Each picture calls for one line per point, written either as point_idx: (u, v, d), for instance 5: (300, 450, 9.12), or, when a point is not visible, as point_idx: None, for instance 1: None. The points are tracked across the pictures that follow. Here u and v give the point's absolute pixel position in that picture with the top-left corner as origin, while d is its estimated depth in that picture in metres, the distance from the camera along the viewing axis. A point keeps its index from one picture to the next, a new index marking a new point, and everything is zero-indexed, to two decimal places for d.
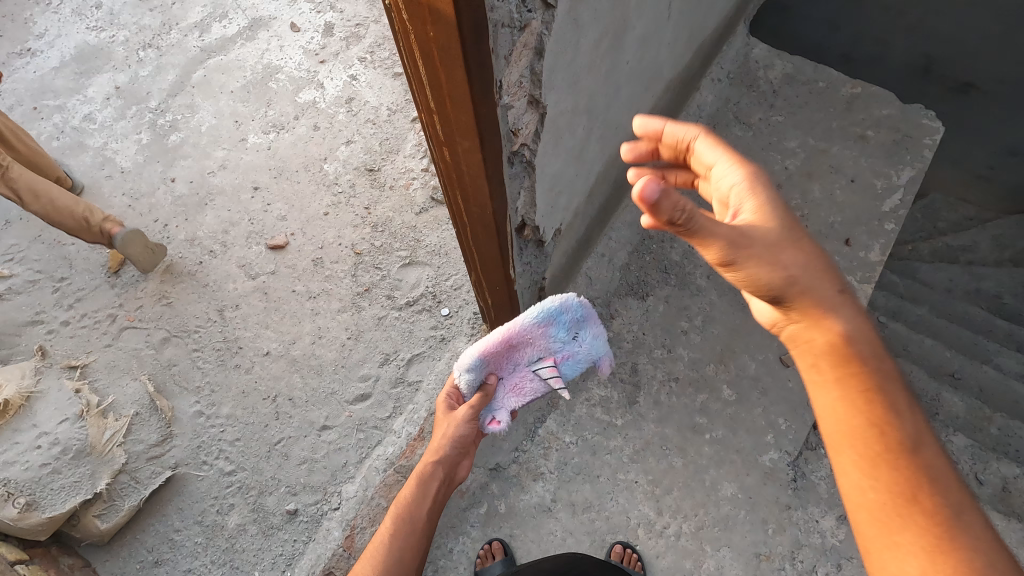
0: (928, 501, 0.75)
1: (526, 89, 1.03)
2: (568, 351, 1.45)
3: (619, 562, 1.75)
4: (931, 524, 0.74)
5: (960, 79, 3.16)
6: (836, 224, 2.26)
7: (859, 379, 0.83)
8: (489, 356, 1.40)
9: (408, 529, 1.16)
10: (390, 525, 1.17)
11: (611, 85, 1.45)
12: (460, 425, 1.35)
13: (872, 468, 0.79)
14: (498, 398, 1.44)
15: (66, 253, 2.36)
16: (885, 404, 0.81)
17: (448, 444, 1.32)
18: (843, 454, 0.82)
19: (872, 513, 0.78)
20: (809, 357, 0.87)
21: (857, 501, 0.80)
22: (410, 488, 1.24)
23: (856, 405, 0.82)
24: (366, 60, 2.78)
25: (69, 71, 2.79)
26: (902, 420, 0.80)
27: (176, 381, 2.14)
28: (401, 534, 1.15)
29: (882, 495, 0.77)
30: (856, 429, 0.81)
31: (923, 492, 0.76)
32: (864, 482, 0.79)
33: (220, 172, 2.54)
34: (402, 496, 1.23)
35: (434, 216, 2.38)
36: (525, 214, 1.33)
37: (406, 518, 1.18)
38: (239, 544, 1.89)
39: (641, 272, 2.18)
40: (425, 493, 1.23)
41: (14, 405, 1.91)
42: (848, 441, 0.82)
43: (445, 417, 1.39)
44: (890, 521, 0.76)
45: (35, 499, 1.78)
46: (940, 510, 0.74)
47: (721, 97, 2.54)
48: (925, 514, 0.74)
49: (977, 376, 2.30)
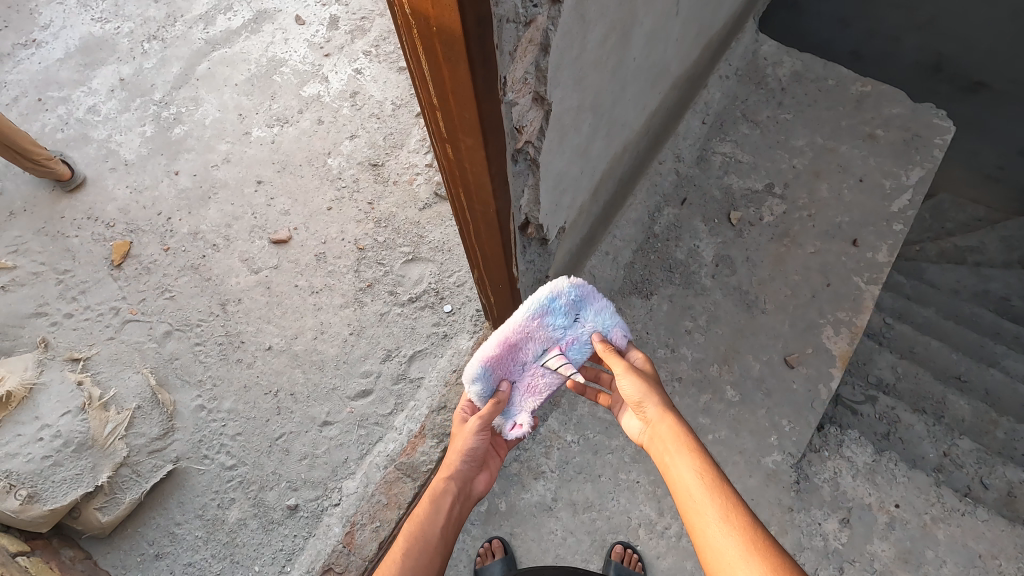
0: (784, 553, 0.79)
1: (531, 85, 1.01)
2: (574, 336, 1.38)
3: (620, 562, 1.73)
4: (788, 571, 0.77)
5: (972, 79, 3.13)
6: (844, 224, 2.23)
7: (690, 454, 0.95)
8: (495, 363, 1.38)
9: (421, 547, 1.03)
10: (401, 547, 1.03)
11: (618, 82, 1.43)
12: (472, 436, 1.25)
13: (735, 524, 0.84)
14: (513, 403, 1.40)
15: (70, 246, 2.37)
16: (709, 471, 0.92)
17: (461, 457, 1.21)
18: (705, 512, 0.87)
19: (736, 565, 0.79)
20: (678, 438, 0.99)
21: (722, 556, 0.81)
22: (423, 505, 1.11)
23: (696, 470, 0.92)
24: (371, 54, 2.76)
25: (74, 63, 2.79)
26: (721, 482, 0.90)
27: (177, 374, 2.14)
28: (415, 551, 1.02)
29: (745, 546, 0.81)
30: (715, 493, 0.88)
31: (775, 547, 0.80)
32: (729, 535, 0.82)
33: (223, 165, 2.54)
34: (415, 514, 1.10)
35: (438, 212, 2.37)
36: (528, 212, 1.32)
37: (420, 535, 1.05)
38: (239, 538, 1.89)
39: (645, 270, 2.16)
40: (440, 509, 1.11)
41: (17, 396, 1.92)
42: (711, 499, 0.87)
43: (457, 431, 1.31)
44: (755, 569, 0.78)
45: (37, 491, 1.78)
46: (794, 563, 0.78)
47: (728, 94, 2.51)
48: (785, 563, 0.78)
49: (984, 380, 2.27)
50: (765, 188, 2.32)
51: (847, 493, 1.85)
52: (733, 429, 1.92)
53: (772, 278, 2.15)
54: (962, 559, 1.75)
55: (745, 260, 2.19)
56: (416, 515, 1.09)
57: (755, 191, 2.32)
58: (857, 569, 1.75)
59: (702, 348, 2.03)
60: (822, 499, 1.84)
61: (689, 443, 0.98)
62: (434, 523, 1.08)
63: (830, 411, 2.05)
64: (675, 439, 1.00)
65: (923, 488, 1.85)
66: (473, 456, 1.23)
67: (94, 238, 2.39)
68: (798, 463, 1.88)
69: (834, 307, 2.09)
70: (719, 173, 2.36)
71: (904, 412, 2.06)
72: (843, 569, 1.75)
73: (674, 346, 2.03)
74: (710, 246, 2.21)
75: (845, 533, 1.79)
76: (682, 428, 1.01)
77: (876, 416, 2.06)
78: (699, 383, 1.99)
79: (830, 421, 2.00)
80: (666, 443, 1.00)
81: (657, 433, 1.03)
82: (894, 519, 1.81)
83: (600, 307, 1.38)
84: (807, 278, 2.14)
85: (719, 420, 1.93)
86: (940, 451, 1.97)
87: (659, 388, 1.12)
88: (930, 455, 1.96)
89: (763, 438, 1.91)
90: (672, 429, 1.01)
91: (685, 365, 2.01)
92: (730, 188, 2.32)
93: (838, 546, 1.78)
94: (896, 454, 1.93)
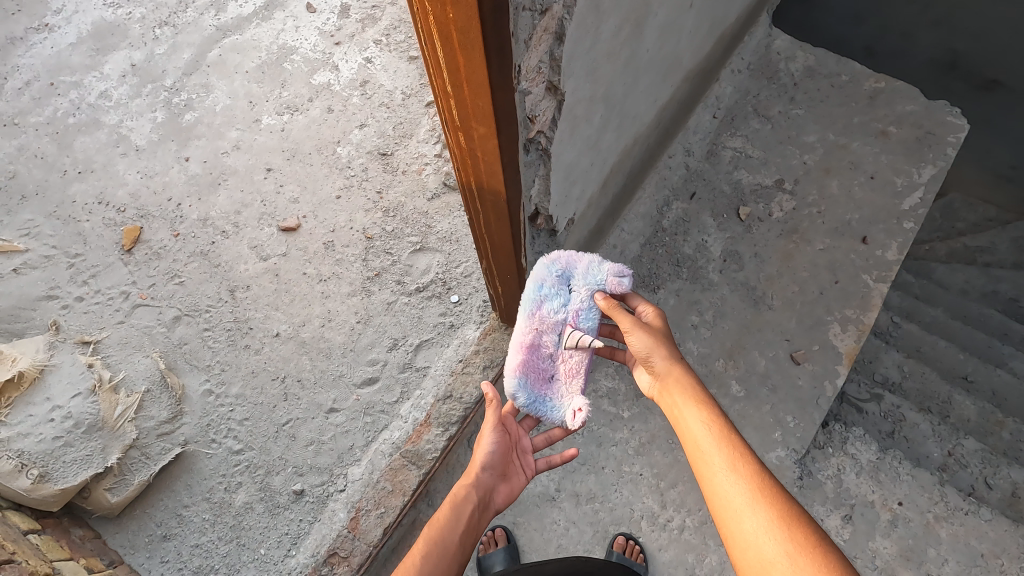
0: (787, 497, 0.90)
1: (544, 75, 1.01)
2: (580, 307, 1.35)
3: (622, 553, 1.74)
4: (792, 513, 0.87)
5: (987, 77, 3.11)
6: (853, 222, 2.22)
7: (704, 408, 1.04)
8: (526, 371, 1.36)
9: (440, 552, 1.08)
10: (420, 551, 1.08)
11: (630, 74, 1.43)
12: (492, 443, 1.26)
13: (744, 473, 0.94)
14: (550, 395, 1.37)
15: (81, 230, 2.39)
16: (721, 424, 1.01)
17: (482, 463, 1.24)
18: (716, 464, 0.96)
19: (745, 511, 0.90)
20: (688, 392, 1.07)
21: (732, 502, 0.91)
22: (444, 511, 1.15)
23: (710, 423, 1.01)
24: (381, 43, 2.75)
25: (86, 48, 2.79)
26: (734, 434, 0.99)
27: (186, 359, 2.16)
28: (433, 557, 1.06)
29: (753, 493, 0.91)
30: (724, 445, 0.97)
31: (780, 492, 0.91)
32: (737, 484, 0.92)
33: (233, 152, 2.54)
34: (436, 518, 1.14)
35: (446, 203, 2.37)
36: (538, 203, 1.32)
37: (439, 540, 1.09)
38: (246, 522, 1.92)
39: (653, 264, 2.16)
40: (460, 516, 1.14)
41: (29, 377, 1.94)
42: (721, 452, 0.97)
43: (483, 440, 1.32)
44: (763, 514, 0.88)
45: (48, 470, 1.80)
46: (797, 505, 0.89)
47: (740, 88, 2.49)
48: (789, 506, 0.89)
49: (991, 380, 2.26)
50: (775, 184, 2.31)
51: (850, 489, 1.85)
52: (738, 424, 1.93)
53: (780, 274, 2.14)
54: (964, 558, 1.76)
55: (753, 256, 2.18)
56: (436, 520, 1.13)
57: (765, 187, 2.31)
58: (859, 565, 1.76)
59: (708, 342, 2.03)
60: (824, 495, 1.84)
61: (699, 397, 1.05)
62: (452, 529, 1.11)
63: (835, 408, 2.05)
64: (685, 393, 1.08)
65: (927, 487, 1.85)
66: (494, 464, 1.25)
67: (105, 222, 2.41)
68: (801, 459, 1.89)
69: (842, 305, 2.08)
70: (729, 168, 2.35)
71: (910, 411, 2.05)
72: None
73: (680, 341, 2.04)
74: (718, 241, 2.21)
75: (847, 530, 1.80)
76: (690, 383, 1.08)
77: (882, 414, 2.05)
78: (704, 377, 1.99)
79: (835, 419, 1.99)
80: (676, 398, 1.08)
81: (667, 388, 1.10)
82: (896, 516, 1.81)
83: (586, 265, 1.35)
84: (815, 274, 2.14)
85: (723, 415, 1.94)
86: (945, 451, 1.97)
87: (669, 342, 1.17)
88: (934, 454, 1.96)
89: (767, 433, 1.91)
90: (682, 384, 1.09)
91: (691, 360, 2.01)
92: (739, 183, 2.31)
93: (840, 542, 1.78)
94: (901, 452, 1.93)
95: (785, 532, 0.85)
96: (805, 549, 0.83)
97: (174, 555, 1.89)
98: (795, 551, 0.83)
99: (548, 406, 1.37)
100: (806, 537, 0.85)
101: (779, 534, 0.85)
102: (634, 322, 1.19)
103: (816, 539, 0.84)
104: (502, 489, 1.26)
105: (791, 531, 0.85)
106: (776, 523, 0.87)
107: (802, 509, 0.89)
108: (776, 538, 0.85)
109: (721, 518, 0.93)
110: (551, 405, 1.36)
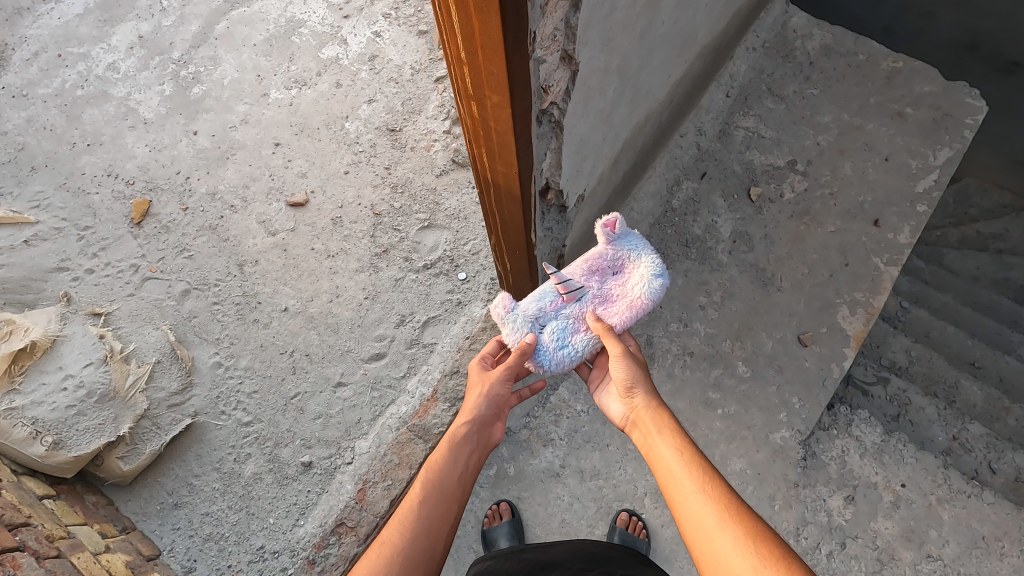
0: (754, 514, 0.90)
1: (559, 43, 0.99)
2: (542, 342, 1.35)
3: (625, 529, 1.76)
4: (759, 529, 0.88)
5: (1007, 59, 3.02)
6: (866, 204, 2.19)
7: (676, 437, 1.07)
8: (606, 255, 1.38)
9: (437, 496, 1.09)
10: (416, 493, 1.09)
11: (644, 48, 1.40)
12: (495, 383, 1.30)
13: (710, 493, 0.94)
14: (625, 262, 1.38)
15: (90, 202, 2.39)
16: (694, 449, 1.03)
17: (482, 403, 1.27)
18: (685, 486, 0.96)
19: (714, 531, 0.89)
20: (659, 421, 1.11)
21: (701, 522, 0.91)
22: (439, 454, 1.17)
23: (684, 447, 1.04)
24: (390, 17, 2.72)
25: (93, 19, 2.77)
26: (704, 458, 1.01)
27: (196, 332, 2.17)
28: (430, 500, 1.08)
29: (720, 512, 0.91)
30: (693, 469, 0.98)
31: (748, 511, 0.91)
32: (705, 504, 0.92)
33: (242, 126, 2.53)
34: (430, 462, 1.16)
35: (454, 179, 2.36)
36: (549, 177, 1.31)
37: (435, 484, 1.11)
38: (255, 492, 1.95)
39: (662, 244, 2.15)
40: (457, 460, 1.16)
41: (41, 346, 1.96)
42: (689, 475, 0.97)
43: (479, 375, 1.34)
44: (730, 532, 0.88)
45: (61, 438, 1.83)
46: (764, 523, 0.89)
47: (755, 67, 2.45)
48: (755, 524, 0.88)
49: (998, 366, 2.25)
50: (787, 164, 2.28)
51: (854, 471, 1.86)
52: (743, 404, 1.94)
53: (789, 256, 2.13)
54: (966, 540, 1.77)
55: (763, 237, 2.16)
56: (431, 465, 1.14)
57: (777, 167, 2.28)
58: (859, 545, 1.78)
59: (715, 323, 2.03)
60: (827, 476, 1.85)
61: (670, 426, 1.09)
62: (447, 471, 1.14)
63: (840, 390, 2.05)
64: (657, 424, 1.11)
65: (930, 469, 1.86)
66: (496, 402, 1.28)
67: (114, 195, 2.41)
68: (805, 441, 1.89)
69: (852, 288, 2.07)
70: (741, 148, 2.32)
71: (916, 395, 2.05)
72: (845, 545, 1.78)
73: (686, 321, 2.03)
74: (728, 222, 2.19)
75: (850, 510, 1.81)
76: (664, 415, 1.12)
77: (887, 398, 2.05)
78: (710, 358, 1.99)
79: (841, 402, 2.00)
80: (649, 425, 1.12)
81: (641, 415, 1.14)
82: (899, 498, 1.82)
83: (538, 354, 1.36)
84: (825, 257, 2.12)
85: (728, 396, 1.94)
86: (950, 435, 1.97)
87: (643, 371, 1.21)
88: (939, 438, 1.96)
89: (773, 414, 1.92)
90: (659, 412, 1.13)
91: (697, 340, 2.01)
92: (751, 164, 2.29)
93: (841, 522, 1.80)
94: (905, 435, 1.93)
95: (752, 549, 0.85)
96: (772, 565, 0.82)
97: (185, 522, 1.92)
98: (762, 566, 0.82)
99: (627, 246, 1.38)
100: (773, 554, 0.84)
101: (746, 551, 0.85)
102: (619, 349, 1.20)
103: (783, 555, 0.83)
104: (499, 424, 1.30)
105: (757, 546, 0.85)
106: (746, 540, 0.86)
107: (769, 527, 0.88)
108: (743, 555, 0.84)
109: (691, 540, 0.92)
110: (648, 274, 1.35)
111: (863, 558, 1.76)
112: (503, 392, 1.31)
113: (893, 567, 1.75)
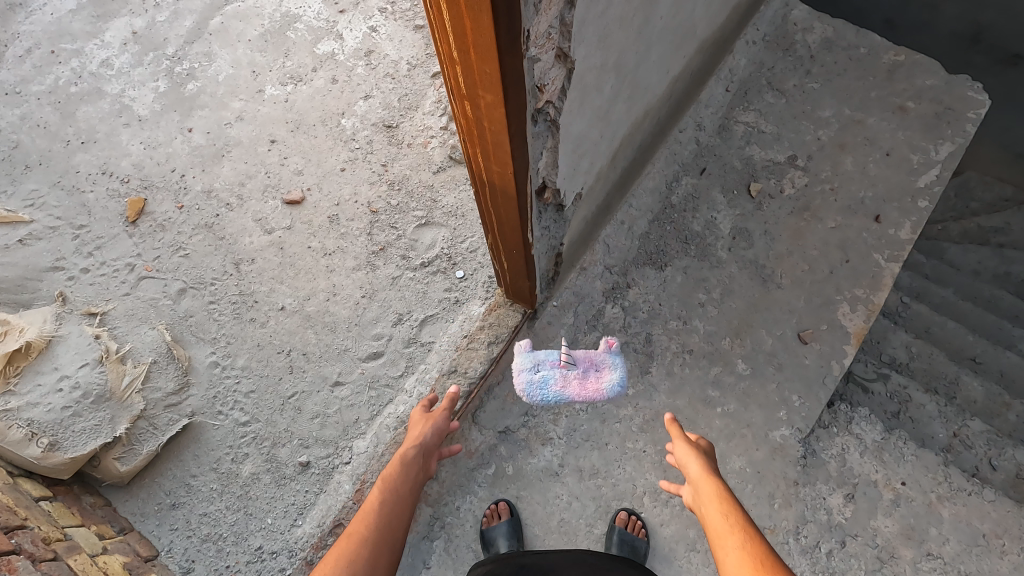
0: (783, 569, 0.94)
1: (554, 41, 0.97)
2: None
3: (624, 528, 1.75)
4: None
5: (1009, 51, 2.98)
6: (867, 200, 2.17)
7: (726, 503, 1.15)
8: None
9: (394, 497, 1.30)
10: (377, 497, 1.29)
11: (642, 43, 1.38)
12: (438, 419, 1.62)
13: (743, 551, 1.01)
14: None
15: (85, 201, 2.37)
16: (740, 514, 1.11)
17: (428, 432, 1.58)
18: (726, 543, 1.04)
19: None
20: (710, 491, 1.21)
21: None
22: (390, 474, 1.40)
23: (731, 510, 1.13)
24: (387, 11, 2.69)
25: (86, 15, 2.74)
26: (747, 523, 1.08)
27: (193, 332, 2.16)
28: (390, 500, 1.29)
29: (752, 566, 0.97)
30: (732, 532, 1.06)
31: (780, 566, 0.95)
32: (738, 560, 0.99)
33: (237, 123, 2.51)
34: (383, 479, 1.38)
35: (452, 176, 2.34)
36: (546, 176, 1.29)
37: (392, 490, 1.32)
38: (253, 492, 1.94)
39: (661, 241, 2.13)
40: (406, 475, 1.40)
41: (36, 347, 1.95)
42: (729, 535, 1.06)
43: (420, 414, 1.68)
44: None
45: (57, 439, 1.82)
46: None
47: (755, 61, 2.42)
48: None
49: (999, 362, 2.24)
50: (788, 160, 2.26)
51: (854, 469, 1.86)
52: (742, 402, 1.93)
53: (790, 253, 2.11)
54: (966, 538, 1.77)
55: (763, 233, 2.15)
56: (386, 480, 1.37)
57: (777, 163, 2.26)
58: (859, 543, 1.77)
59: (715, 321, 2.02)
60: (827, 474, 1.85)
61: (719, 495, 1.18)
62: (399, 482, 1.37)
63: (841, 387, 2.04)
64: (710, 495, 1.20)
65: (931, 467, 1.85)
66: (439, 431, 1.61)
67: (109, 193, 2.39)
68: (805, 439, 1.88)
69: (852, 284, 2.05)
70: (740, 143, 2.29)
71: (916, 392, 2.04)
72: (845, 543, 1.77)
73: (686, 318, 2.02)
74: (728, 219, 2.17)
75: (850, 508, 1.81)
76: (716, 486, 1.22)
77: (888, 394, 2.04)
78: (710, 355, 1.98)
79: (841, 399, 1.98)
80: (702, 497, 1.21)
81: (698, 487, 1.25)
82: (899, 496, 1.82)
83: None
84: (826, 253, 2.11)
85: (728, 394, 1.93)
86: (950, 431, 1.96)
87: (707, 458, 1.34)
88: (939, 435, 1.95)
89: (772, 412, 1.91)
90: (712, 484, 1.23)
91: (697, 338, 2.00)
92: (751, 159, 2.26)
93: (841, 520, 1.79)
94: (906, 432, 1.93)
95: None
96: None
97: (183, 523, 1.92)
98: None
99: None
100: None
101: None
102: (681, 437, 1.40)
103: None
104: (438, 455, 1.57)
105: None
106: None
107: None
108: None
109: None
110: None
111: (862, 556, 1.76)
112: (444, 426, 1.62)
113: (893, 565, 1.75)
